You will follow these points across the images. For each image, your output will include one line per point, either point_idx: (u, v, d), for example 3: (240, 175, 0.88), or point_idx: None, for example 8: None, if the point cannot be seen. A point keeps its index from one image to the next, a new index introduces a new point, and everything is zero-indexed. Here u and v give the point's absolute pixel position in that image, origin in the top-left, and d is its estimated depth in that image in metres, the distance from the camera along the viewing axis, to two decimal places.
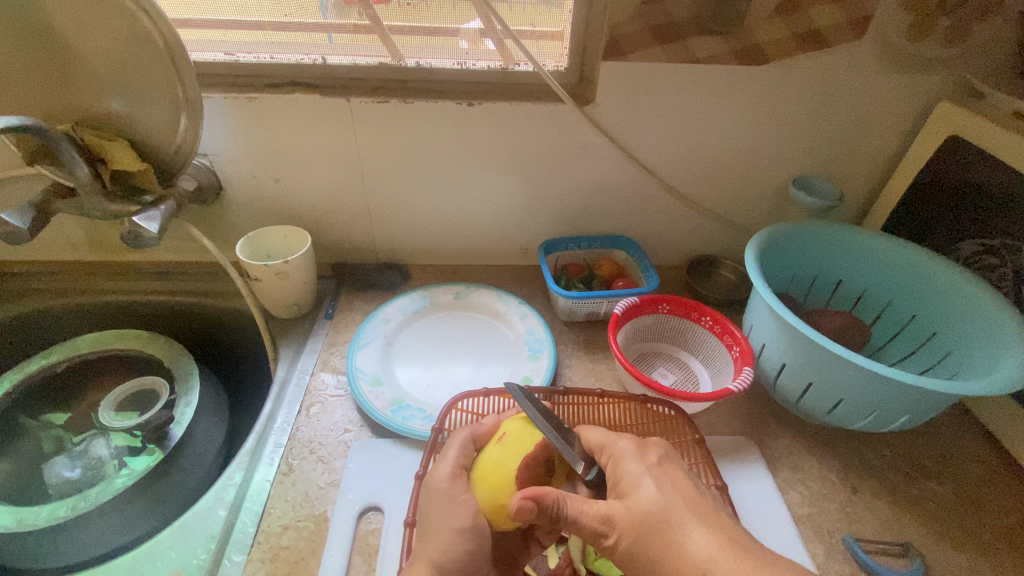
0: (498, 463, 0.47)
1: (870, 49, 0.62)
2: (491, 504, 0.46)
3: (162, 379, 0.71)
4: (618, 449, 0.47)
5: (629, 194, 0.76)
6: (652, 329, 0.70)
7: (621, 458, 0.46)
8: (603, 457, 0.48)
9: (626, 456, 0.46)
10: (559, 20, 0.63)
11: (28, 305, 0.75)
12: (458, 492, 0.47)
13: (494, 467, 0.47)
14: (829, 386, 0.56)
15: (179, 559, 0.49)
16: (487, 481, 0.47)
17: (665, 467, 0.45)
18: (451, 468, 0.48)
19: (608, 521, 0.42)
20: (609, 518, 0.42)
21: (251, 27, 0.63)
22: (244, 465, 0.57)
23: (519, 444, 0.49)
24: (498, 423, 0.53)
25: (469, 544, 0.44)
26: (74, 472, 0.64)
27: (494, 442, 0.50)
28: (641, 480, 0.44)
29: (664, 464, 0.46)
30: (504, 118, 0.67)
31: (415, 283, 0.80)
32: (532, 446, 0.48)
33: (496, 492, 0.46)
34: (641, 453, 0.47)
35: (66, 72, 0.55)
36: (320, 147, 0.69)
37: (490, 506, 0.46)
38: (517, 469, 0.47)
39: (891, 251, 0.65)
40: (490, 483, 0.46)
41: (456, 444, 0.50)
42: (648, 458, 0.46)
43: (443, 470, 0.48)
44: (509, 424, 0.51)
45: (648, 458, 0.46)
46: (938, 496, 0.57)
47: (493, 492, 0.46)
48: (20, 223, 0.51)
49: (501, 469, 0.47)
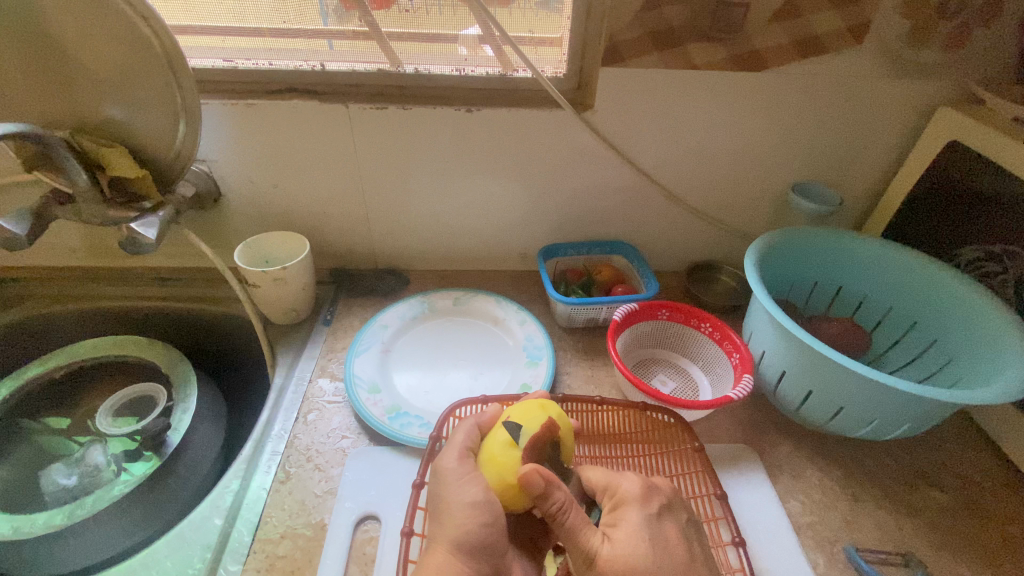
0: (506, 443, 0.47)
1: (870, 55, 0.62)
2: (500, 484, 0.45)
3: (161, 385, 0.71)
4: (622, 491, 0.46)
5: (628, 200, 0.75)
6: (651, 336, 0.70)
7: (625, 501, 0.45)
8: (605, 499, 0.47)
9: (629, 502, 0.45)
10: (558, 26, 0.63)
11: (26, 311, 0.75)
12: (467, 473, 0.46)
13: (500, 447, 0.47)
14: (829, 394, 0.55)
15: (174, 569, 0.49)
16: (494, 461, 0.46)
17: (664, 522, 0.45)
18: (459, 451, 0.48)
19: (591, 559, 0.41)
20: (594, 558, 0.41)
21: (251, 34, 0.63)
22: (241, 472, 0.56)
23: (524, 424, 0.49)
24: (499, 412, 0.53)
25: (483, 519, 0.43)
26: (71, 479, 0.64)
27: (498, 426, 0.49)
28: (636, 531, 0.43)
29: (663, 516, 0.45)
30: (502, 124, 0.67)
31: (414, 289, 0.80)
32: (537, 425, 0.48)
33: (505, 472, 0.45)
34: (645, 498, 0.46)
35: (64, 80, 0.55)
36: (318, 152, 0.68)
37: (500, 486, 0.45)
38: (522, 451, 0.46)
39: (891, 257, 0.65)
40: (498, 463, 0.46)
41: (462, 429, 0.50)
42: (651, 506, 0.45)
43: (450, 454, 0.48)
44: (511, 410, 0.51)
45: (650, 506, 0.45)
46: (939, 505, 0.57)
47: (500, 473, 0.45)
48: (19, 230, 0.51)
49: (508, 449, 0.46)
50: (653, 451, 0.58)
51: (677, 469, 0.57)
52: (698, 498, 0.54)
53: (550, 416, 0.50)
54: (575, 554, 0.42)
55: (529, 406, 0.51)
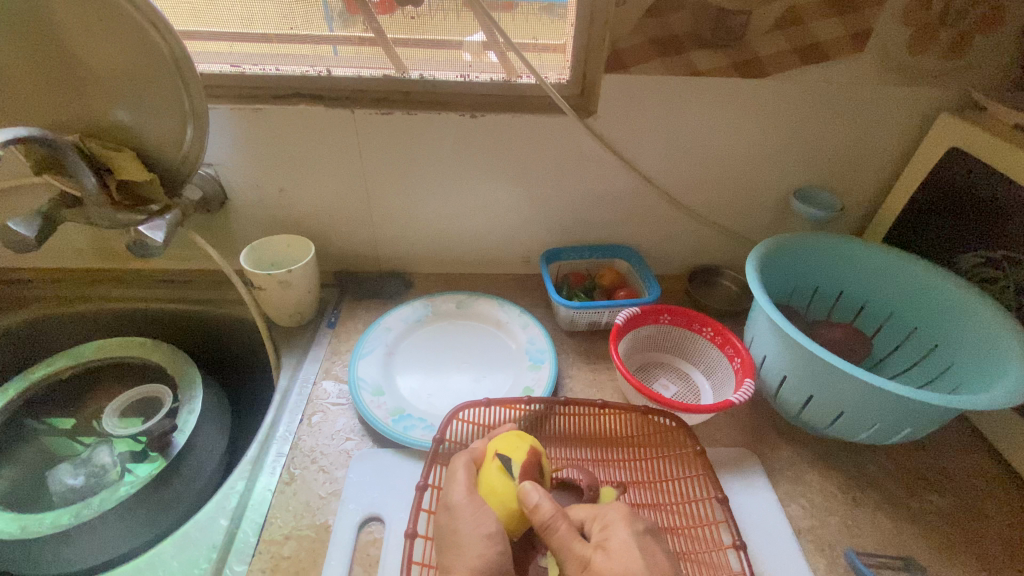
0: (501, 473, 0.48)
1: (871, 62, 0.62)
2: (506, 513, 0.46)
3: (166, 388, 0.72)
4: (607, 512, 0.46)
5: (630, 204, 0.76)
6: (652, 339, 0.70)
7: (612, 521, 0.45)
8: (594, 522, 0.46)
9: (618, 519, 0.45)
10: (561, 33, 0.64)
11: (32, 312, 0.76)
12: (478, 507, 0.46)
13: (498, 478, 0.48)
14: (830, 399, 0.56)
15: (181, 568, 0.50)
16: (495, 493, 0.47)
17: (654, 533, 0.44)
18: (466, 486, 0.48)
19: (586, 567, 0.42)
20: (589, 564, 0.42)
21: (257, 40, 0.63)
22: (247, 473, 0.57)
23: (514, 452, 0.50)
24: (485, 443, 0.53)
25: (499, 547, 0.44)
26: (78, 479, 0.64)
27: (489, 458, 0.50)
28: (626, 542, 0.43)
29: (649, 535, 0.45)
30: (506, 129, 0.67)
31: (417, 292, 0.81)
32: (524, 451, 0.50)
33: (508, 500, 0.47)
34: (630, 519, 0.46)
35: (75, 85, 0.56)
36: (323, 157, 0.69)
37: (506, 515, 0.46)
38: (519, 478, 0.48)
39: (892, 263, 0.65)
40: (501, 494, 0.47)
41: (460, 466, 0.50)
42: (636, 524, 0.45)
43: (458, 488, 0.48)
44: (494, 441, 0.52)
45: (637, 524, 0.45)
46: (939, 509, 0.57)
47: (506, 503, 0.47)
48: (29, 231, 0.52)
49: (506, 480, 0.48)
50: (653, 456, 0.59)
51: (677, 474, 0.57)
52: (698, 502, 0.55)
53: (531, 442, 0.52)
54: (572, 565, 0.42)
55: (510, 438, 0.52)
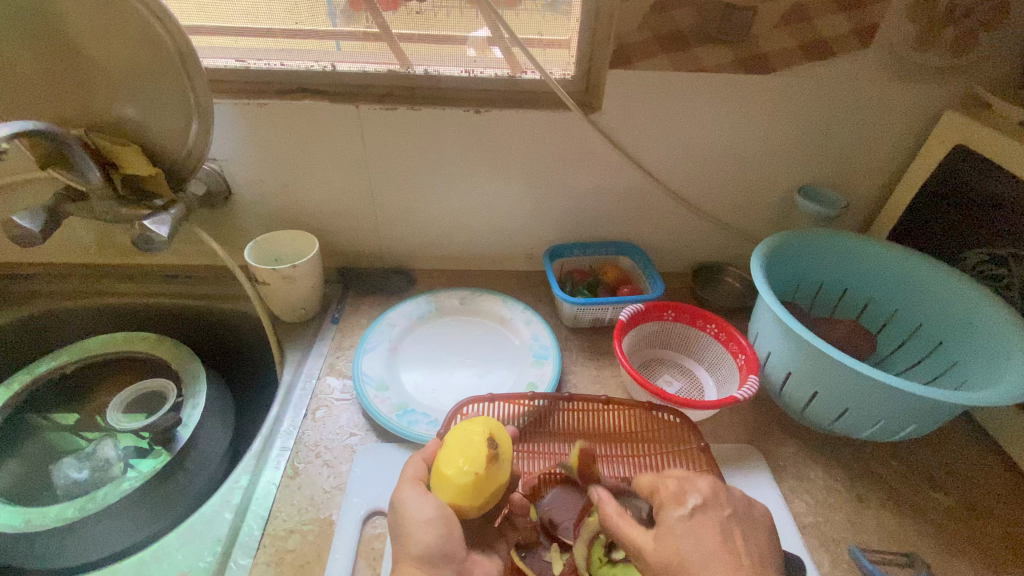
0: (447, 459, 0.46)
1: (876, 59, 0.62)
2: (454, 493, 0.45)
3: (170, 380, 0.72)
4: (663, 493, 0.45)
5: (634, 201, 0.76)
6: (656, 336, 0.70)
7: (664, 504, 0.44)
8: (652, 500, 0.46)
9: (667, 502, 0.44)
10: (566, 29, 0.64)
11: (37, 306, 0.76)
12: (424, 495, 0.45)
13: (446, 462, 0.46)
14: (835, 395, 0.56)
15: (185, 561, 0.50)
16: (443, 478, 0.45)
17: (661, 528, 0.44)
18: (409, 481, 0.47)
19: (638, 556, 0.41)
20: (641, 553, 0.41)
21: (262, 35, 0.64)
22: (251, 467, 0.57)
23: (462, 437, 0.48)
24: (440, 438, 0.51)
25: (439, 531, 0.43)
26: (82, 473, 0.64)
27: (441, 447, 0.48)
28: (676, 529, 0.42)
29: (705, 511, 0.44)
30: (510, 124, 0.67)
31: (420, 287, 0.81)
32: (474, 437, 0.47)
33: (455, 482, 0.45)
34: (682, 497, 0.45)
35: (80, 78, 0.56)
36: (327, 153, 0.69)
37: (456, 497, 0.45)
38: (466, 458, 0.46)
39: (897, 259, 0.65)
40: (447, 477, 0.45)
41: (409, 463, 0.49)
42: (687, 506, 0.44)
43: (402, 485, 0.47)
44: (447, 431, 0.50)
45: (687, 505, 0.44)
46: (944, 506, 0.57)
47: (453, 484, 0.45)
48: (34, 225, 0.52)
49: (454, 461, 0.46)
50: (657, 451, 0.59)
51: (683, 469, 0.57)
52: None
53: (484, 424, 0.50)
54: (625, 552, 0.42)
55: (461, 424, 0.50)
